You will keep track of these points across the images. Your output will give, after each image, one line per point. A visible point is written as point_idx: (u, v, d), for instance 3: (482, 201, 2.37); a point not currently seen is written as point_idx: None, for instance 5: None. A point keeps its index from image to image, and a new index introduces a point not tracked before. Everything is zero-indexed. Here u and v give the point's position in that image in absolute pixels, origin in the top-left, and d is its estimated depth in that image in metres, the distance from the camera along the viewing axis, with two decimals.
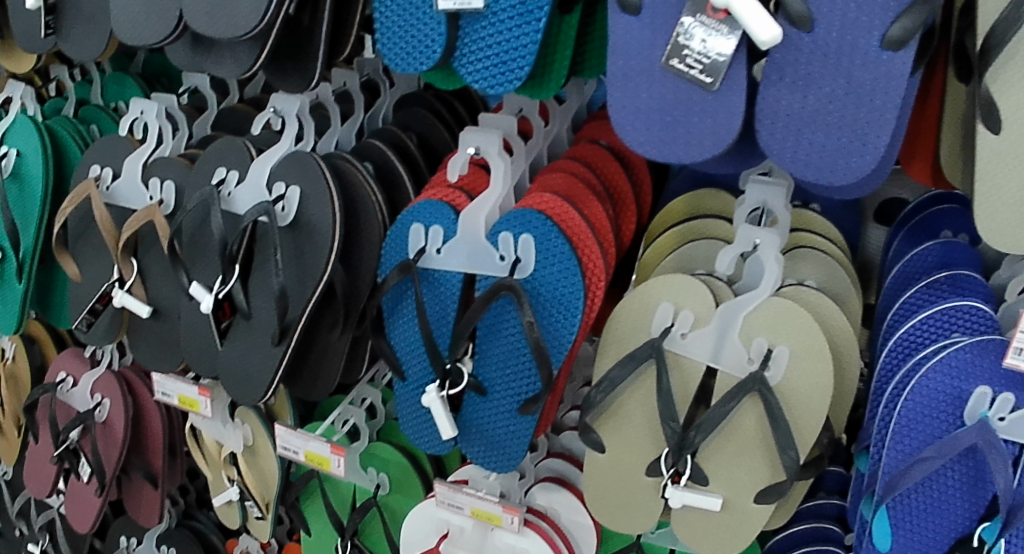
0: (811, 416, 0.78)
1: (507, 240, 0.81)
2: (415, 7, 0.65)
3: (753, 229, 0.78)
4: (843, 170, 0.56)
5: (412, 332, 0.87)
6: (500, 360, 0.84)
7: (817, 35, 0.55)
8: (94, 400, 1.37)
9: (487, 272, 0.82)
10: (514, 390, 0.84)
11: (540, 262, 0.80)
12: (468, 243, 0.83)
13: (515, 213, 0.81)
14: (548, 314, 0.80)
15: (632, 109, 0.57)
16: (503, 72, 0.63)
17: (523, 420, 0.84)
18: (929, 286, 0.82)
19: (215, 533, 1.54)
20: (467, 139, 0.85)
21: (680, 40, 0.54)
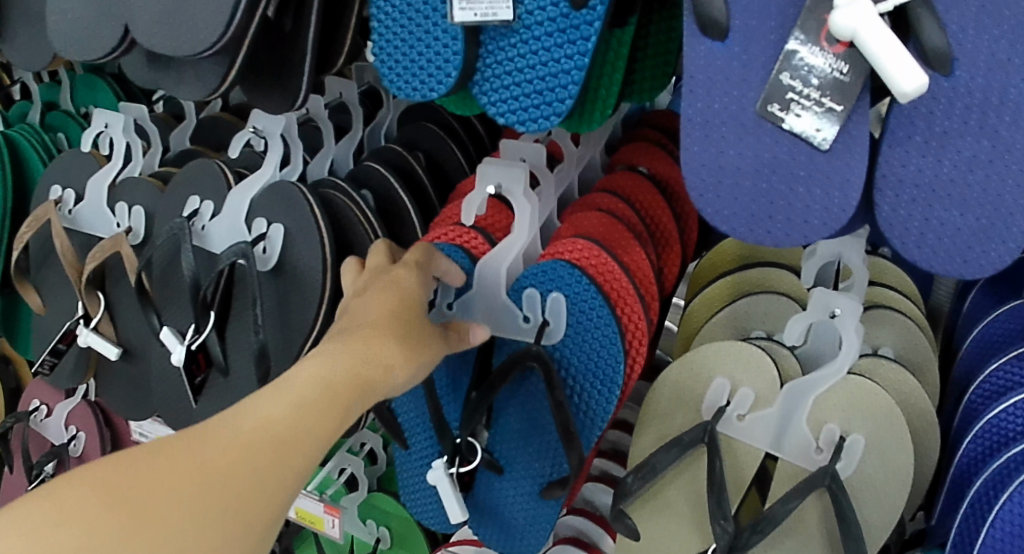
0: (886, 517, 0.64)
1: (533, 299, 0.67)
2: (423, 15, 0.51)
3: (831, 294, 0.63)
4: (979, 261, 0.42)
5: (415, 396, 0.74)
6: (520, 435, 0.71)
7: (958, 77, 0.42)
8: (69, 432, 1.22)
9: (510, 335, 0.70)
10: (537, 471, 0.70)
11: (573, 326, 0.67)
12: (485, 299, 0.69)
13: (543, 266, 0.68)
14: (581, 388, 0.67)
15: (711, 166, 0.44)
16: (537, 104, 0.50)
17: (546, 506, 0.71)
18: (1021, 357, 0.67)
19: None
20: (485, 173, 0.71)
21: (783, 79, 0.42)
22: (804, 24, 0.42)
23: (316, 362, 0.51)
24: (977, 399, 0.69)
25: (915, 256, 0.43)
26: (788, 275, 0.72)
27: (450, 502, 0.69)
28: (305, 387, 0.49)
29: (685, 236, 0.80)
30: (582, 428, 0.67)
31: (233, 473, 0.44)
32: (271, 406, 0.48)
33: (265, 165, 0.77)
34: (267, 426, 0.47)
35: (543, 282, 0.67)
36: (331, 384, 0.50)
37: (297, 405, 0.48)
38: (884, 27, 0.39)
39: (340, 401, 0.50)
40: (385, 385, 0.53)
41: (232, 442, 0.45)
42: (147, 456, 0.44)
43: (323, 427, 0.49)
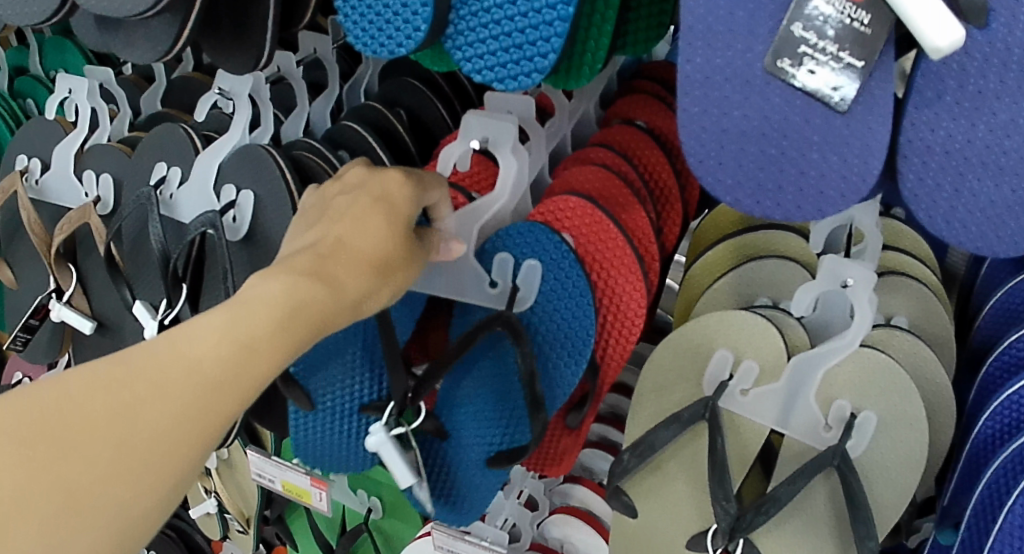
0: (897, 497, 0.61)
1: (505, 263, 0.63)
2: None
3: (844, 262, 0.58)
4: (1015, 236, 0.39)
5: (359, 359, 0.65)
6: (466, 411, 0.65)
7: (996, 33, 0.37)
8: None
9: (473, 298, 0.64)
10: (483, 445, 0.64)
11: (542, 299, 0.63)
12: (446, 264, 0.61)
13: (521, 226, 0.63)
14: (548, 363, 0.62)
15: (713, 131, 0.39)
16: (518, 59, 0.44)
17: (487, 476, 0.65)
18: None
19: (198, 533, 1.47)
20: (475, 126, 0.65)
21: (795, 31, 0.37)
22: None
23: (278, 285, 0.42)
24: (997, 371, 0.65)
25: (942, 231, 0.39)
26: (795, 238, 0.66)
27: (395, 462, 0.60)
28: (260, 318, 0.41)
29: (686, 193, 0.75)
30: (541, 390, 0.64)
31: (159, 427, 0.37)
32: (207, 340, 0.39)
33: (233, 128, 0.72)
34: (205, 367, 0.38)
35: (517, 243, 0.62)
36: (289, 309, 0.41)
37: (243, 340, 0.39)
38: None
39: (302, 330, 0.42)
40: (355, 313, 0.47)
41: (163, 383, 0.37)
42: (52, 414, 0.35)
43: (272, 364, 0.40)
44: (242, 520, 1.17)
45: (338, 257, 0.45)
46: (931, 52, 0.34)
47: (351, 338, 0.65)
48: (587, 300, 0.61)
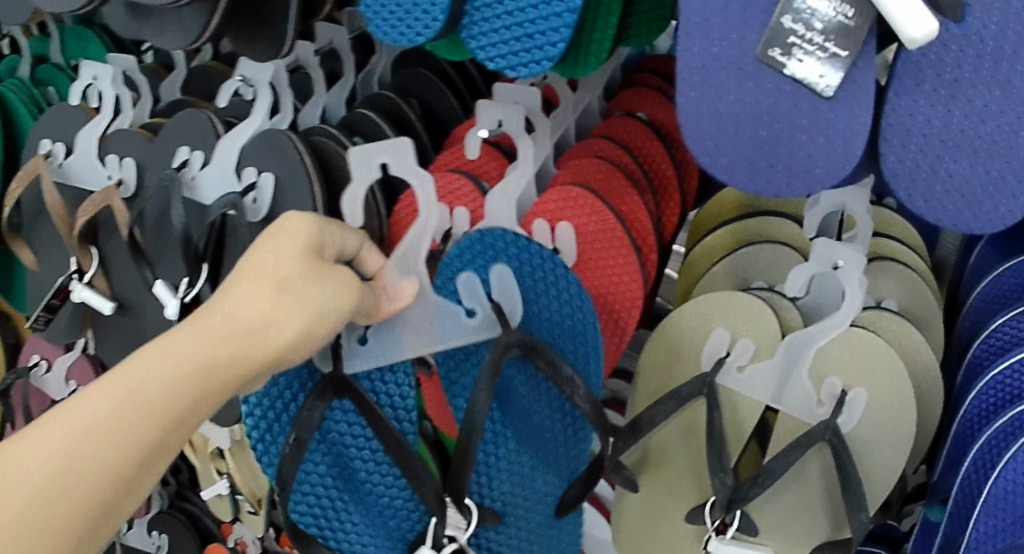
0: (888, 471, 0.64)
1: (473, 286, 0.59)
2: None
3: (835, 245, 0.61)
4: (989, 214, 0.41)
5: (369, 503, 0.59)
6: (497, 496, 0.62)
7: (970, 26, 0.39)
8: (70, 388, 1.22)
9: (448, 343, 0.59)
10: (532, 518, 0.63)
11: (528, 299, 0.60)
12: (410, 321, 0.57)
13: (467, 243, 0.59)
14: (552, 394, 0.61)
15: (708, 113, 0.42)
16: (528, 48, 0.47)
17: (549, 538, 0.64)
18: None
19: (208, 518, 1.53)
20: (372, 152, 0.54)
21: (784, 23, 0.40)
22: None
23: (159, 347, 0.42)
24: (983, 354, 0.67)
25: (921, 209, 0.42)
26: (791, 226, 0.69)
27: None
28: (140, 385, 0.40)
29: (684, 185, 0.78)
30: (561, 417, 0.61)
31: (65, 497, 0.37)
32: (99, 402, 0.39)
33: (254, 114, 0.75)
34: (99, 428, 0.38)
35: (481, 266, 0.59)
36: (193, 371, 0.42)
37: (132, 394, 0.40)
38: None
39: (191, 393, 0.41)
40: (283, 362, 0.45)
41: (70, 456, 0.37)
42: None
43: (171, 422, 0.41)
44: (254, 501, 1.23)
45: (239, 302, 0.44)
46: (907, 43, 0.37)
47: (350, 470, 0.59)
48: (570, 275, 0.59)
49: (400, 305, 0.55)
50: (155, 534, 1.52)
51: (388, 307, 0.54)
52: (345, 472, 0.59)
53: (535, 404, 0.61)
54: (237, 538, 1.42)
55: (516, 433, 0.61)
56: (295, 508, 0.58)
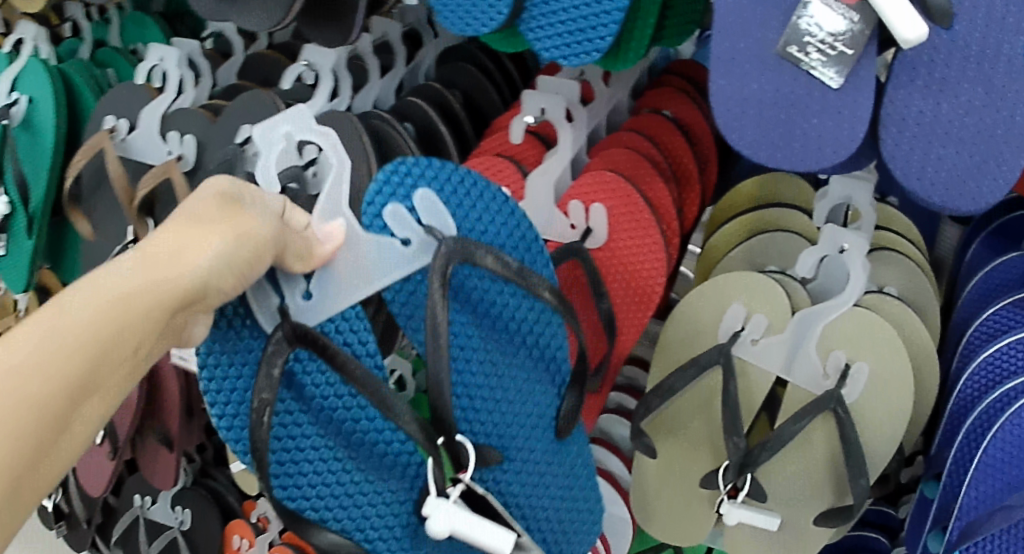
0: (887, 441, 0.69)
1: (401, 214, 0.53)
2: None
3: (841, 231, 0.68)
4: (973, 194, 0.48)
5: (362, 465, 0.53)
6: (496, 434, 0.57)
7: (958, 31, 0.46)
8: None
9: (390, 278, 0.53)
10: (537, 444, 0.60)
11: (455, 215, 0.55)
12: (341, 269, 0.52)
13: (383, 178, 0.53)
14: (513, 310, 0.59)
15: (735, 99, 0.49)
16: (580, 41, 0.55)
17: (555, 463, 0.62)
18: (1017, 302, 0.69)
19: (230, 494, 1.58)
20: (272, 124, 0.51)
21: (802, 24, 0.47)
22: None
23: (91, 285, 0.41)
24: (976, 339, 0.70)
25: (914, 187, 0.48)
26: (801, 217, 0.76)
27: (490, 539, 0.49)
28: (62, 323, 0.39)
29: (705, 179, 0.84)
30: (533, 323, 0.60)
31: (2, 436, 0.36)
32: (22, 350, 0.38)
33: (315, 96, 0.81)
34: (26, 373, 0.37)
35: (400, 195, 0.53)
36: (120, 301, 0.41)
37: (69, 335, 0.39)
38: None
39: (109, 332, 0.40)
40: (219, 298, 0.46)
41: None
42: None
43: (111, 356, 0.41)
44: None
45: (146, 248, 0.43)
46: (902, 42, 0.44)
47: (327, 435, 0.52)
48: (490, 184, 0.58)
49: (331, 247, 0.50)
50: (178, 510, 1.57)
51: (318, 256, 0.50)
52: (324, 437, 0.52)
53: (500, 313, 0.58)
54: (260, 513, 1.50)
55: (487, 348, 0.58)
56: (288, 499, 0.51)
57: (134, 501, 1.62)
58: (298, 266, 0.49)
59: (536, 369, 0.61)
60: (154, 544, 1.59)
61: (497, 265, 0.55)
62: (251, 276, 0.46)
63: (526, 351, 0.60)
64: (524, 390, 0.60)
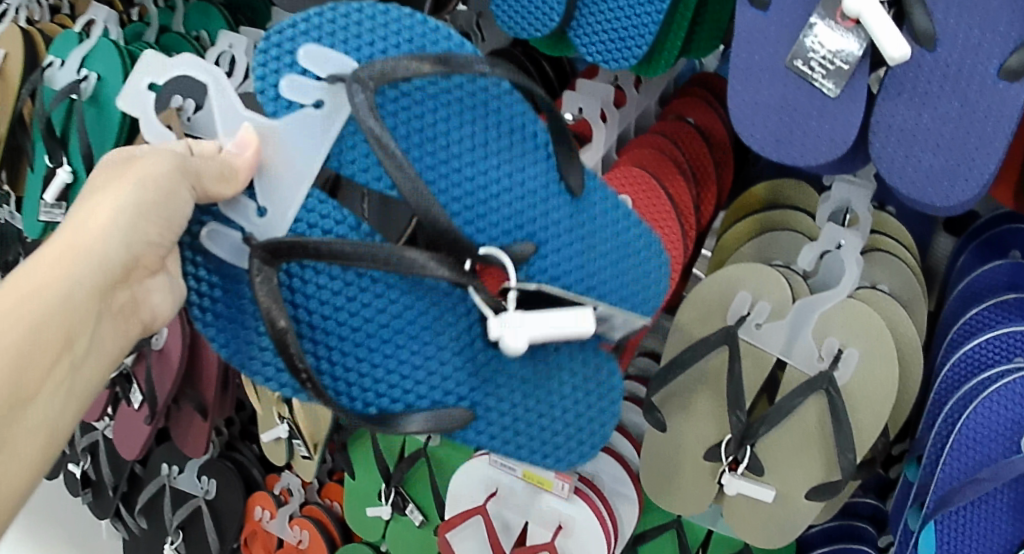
0: (874, 421, 0.77)
1: (296, 83, 0.53)
2: None
3: (837, 229, 0.77)
4: (947, 192, 0.56)
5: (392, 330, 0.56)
6: (508, 223, 0.57)
7: (941, 52, 0.54)
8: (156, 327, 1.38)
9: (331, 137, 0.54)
10: (567, 223, 0.59)
11: (349, 52, 0.54)
12: (270, 163, 0.53)
13: (258, 59, 0.54)
14: (448, 92, 0.56)
15: (748, 103, 0.59)
16: (620, 48, 0.70)
17: (590, 228, 0.60)
18: (999, 305, 0.74)
19: (255, 468, 1.62)
20: (134, 85, 0.55)
21: (807, 41, 0.56)
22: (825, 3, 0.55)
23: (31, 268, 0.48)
24: (960, 333, 0.75)
25: (897, 182, 0.57)
26: (808, 219, 0.84)
27: (557, 318, 0.53)
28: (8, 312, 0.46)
29: (722, 181, 0.93)
30: (483, 102, 0.57)
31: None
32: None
33: None
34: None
35: (285, 65, 0.53)
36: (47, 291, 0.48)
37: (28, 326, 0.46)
38: (882, 10, 0.52)
39: (35, 309, 0.47)
40: (151, 248, 0.52)
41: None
42: None
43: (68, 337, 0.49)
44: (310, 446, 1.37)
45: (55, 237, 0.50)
46: (888, 60, 0.53)
47: (341, 323, 0.55)
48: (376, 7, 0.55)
49: (250, 151, 0.52)
50: (204, 479, 1.61)
51: (242, 163, 0.52)
52: (338, 325, 0.55)
53: (438, 109, 0.55)
54: (283, 486, 1.55)
55: (473, 158, 0.57)
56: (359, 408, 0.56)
57: (162, 469, 1.65)
58: (228, 188, 0.52)
59: (516, 156, 0.58)
60: (178, 513, 1.64)
61: (414, 67, 0.52)
62: (177, 202, 0.51)
63: (492, 144, 0.57)
64: (510, 176, 0.58)
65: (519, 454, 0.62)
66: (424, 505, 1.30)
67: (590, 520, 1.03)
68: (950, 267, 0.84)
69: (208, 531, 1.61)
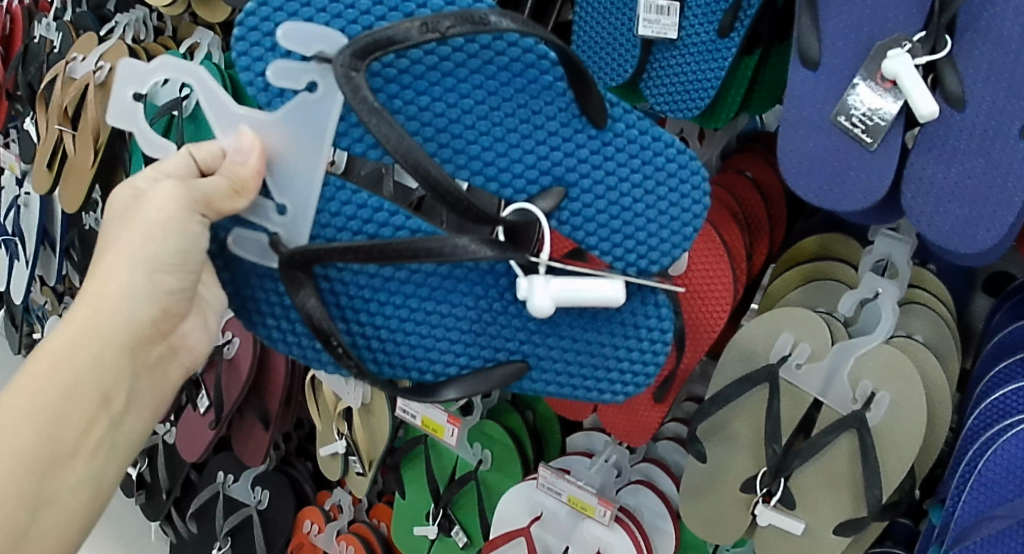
0: (901, 462, 0.82)
1: (282, 75, 0.59)
2: (618, 32, 0.82)
3: (877, 279, 0.83)
4: (969, 241, 0.64)
5: (434, 295, 0.66)
6: (536, 173, 0.64)
7: (968, 113, 0.64)
8: (225, 336, 1.46)
9: (325, 125, 0.61)
10: (589, 154, 0.64)
11: (331, 25, 0.58)
12: (280, 156, 0.62)
13: (240, 50, 0.60)
14: (449, 49, 0.60)
15: (795, 152, 0.69)
16: (684, 101, 0.79)
17: (614, 161, 0.64)
18: None
19: (307, 484, 1.68)
20: (118, 99, 0.61)
21: (850, 100, 0.66)
22: (867, 68, 0.66)
23: (73, 318, 0.59)
24: (991, 383, 0.79)
25: (924, 230, 0.66)
26: (850, 270, 0.90)
27: (586, 293, 0.63)
28: (62, 358, 0.58)
29: (775, 232, 0.99)
30: (495, 58, 0.61)
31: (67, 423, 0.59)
32: (36, 390, 0.58)
33: None
34: (48, 391, 0.58)
35: (266, 51, 0.60)
36: (80, 338, 0.59)
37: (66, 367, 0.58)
38: (917, 75, 0.62)
39: (65, 375, 0.58)
40: (173, 296, 0.62)
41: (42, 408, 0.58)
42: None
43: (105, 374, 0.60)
44: (364, 463, 1.45)
45: (76, 309, 0.59)
46: (919, 117, 0.63)
47: (385, 298, 0.66)
48: None
49: (257, 153, 0.60)
50: (257, 490, 1.67)
51: (248, 172, 0.60)
52: (384, 300, 0.66)
53: (446, 61, 0.60)
54: (333, 502, 1.63)
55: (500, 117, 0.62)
56: (418, 373, 0.68)
57: (216, 477, 1.71)
58: (241, 202, 0.61)
59: (533, 100, 0.62)
60: (229, 519, 1.68)
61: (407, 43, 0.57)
62: (192, 234, 0.61)
63: (510, 91, 0.62)
64: (527, 122, 0.63)
65: (589, 384, 0.70)
66: (469, 527, 1.35)
67: (628, 548, 1.08)
68: (986, 325, 0.89)
69: (256, 540, 1.66)
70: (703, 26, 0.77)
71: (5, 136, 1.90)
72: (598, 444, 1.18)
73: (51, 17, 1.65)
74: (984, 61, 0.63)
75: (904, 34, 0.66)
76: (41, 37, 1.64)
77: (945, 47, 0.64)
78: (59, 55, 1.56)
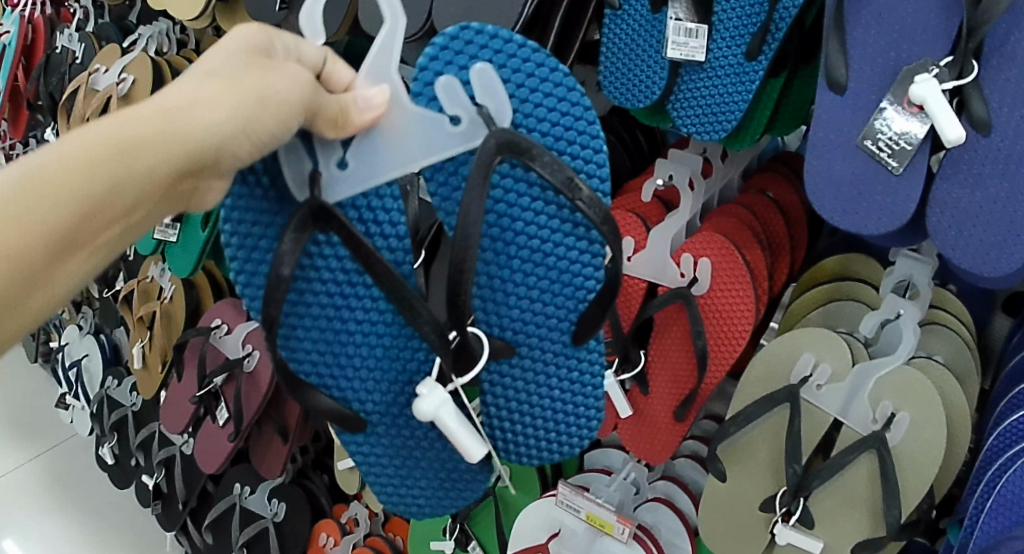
0: (920, 482, 0.82)
1: (451, 87, 0.59)
2: (645, 55, 0.84)
3: (897, 300, 0.84)
4: (993, 264, 0.66)
5: (349, 351, 0.67)
6: (505, 321, 0.67)
7: (993, 137, 0.65)
8: (245, 350, 1.47)
9: (443, 153, 0.61)
10: (551, 347, 0.68)
11: (512, 98, 0.60)
12: (388, 130, 0.60)
13: (442, 43, 0.60)
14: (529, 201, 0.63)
15: (821, 176, 0.70)
16: (711, 122, 0.81)
17: (567, 378, 0.69)
18: None
19: (324, 497, 1.70)
20: None
21: (877, 124, 0.68)
22: (895, 92, 0.67)
23: (123, 121, 0.54)
24: (1011, 402, 0.79)
25: (947, 252, 0.67)
26: (872, 291, 0.90)
27: (458, 430, 0.63)
28: (106, 162, 0.54)
29: (796, 252, 1.00)
30: (545, 216, 0.63)
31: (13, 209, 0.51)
32: (68, 174, 0.53)
33: None
34: (70, 181, 0.53)
35: (457, 69, 0.59)
36: (132, 147, 0.54)
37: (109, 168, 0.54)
38: (943, 100, 0.63)
39: (103, 176, 0.54)
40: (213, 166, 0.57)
41: (60, 191, 0.53)
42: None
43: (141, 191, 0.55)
44: None
45: (133, 110, 0.55)
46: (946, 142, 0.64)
47: (336, 349, 0.67)
48: (560, 73, 0.61)
49: (372, 116, 0.58)
50: (274, 502, 1.67)
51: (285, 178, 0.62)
52: (331, 351, 0.67)
53: (512, 206, 0.63)
54: (350, 515, 1.63)
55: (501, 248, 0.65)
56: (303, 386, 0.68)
57: (233, 488, 1.71)
58: (333, 130, 0.58)
59: (559, 274, 0.65)
60: (245, 531, 1.68)
61: (547, 178, 0.60)
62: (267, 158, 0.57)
63: (556, 251, 0.64)
64: (544, 278, 0.66)
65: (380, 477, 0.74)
66: (485, 541, 1.36)
67: None
68: (1005, 347, 0.89)
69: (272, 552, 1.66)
70: (731, 49, 0.79)
71: (25, 145, 1.93)
72: (616, 461, 1.18)
73: (74, 29, 1.68)
74: (1010, 85, 0.64)
75: (930, 59, 0.67)
76: (64, 48, 1.67)
77: (972, 71, 0.64)
78: (82, 67, 1.59)
